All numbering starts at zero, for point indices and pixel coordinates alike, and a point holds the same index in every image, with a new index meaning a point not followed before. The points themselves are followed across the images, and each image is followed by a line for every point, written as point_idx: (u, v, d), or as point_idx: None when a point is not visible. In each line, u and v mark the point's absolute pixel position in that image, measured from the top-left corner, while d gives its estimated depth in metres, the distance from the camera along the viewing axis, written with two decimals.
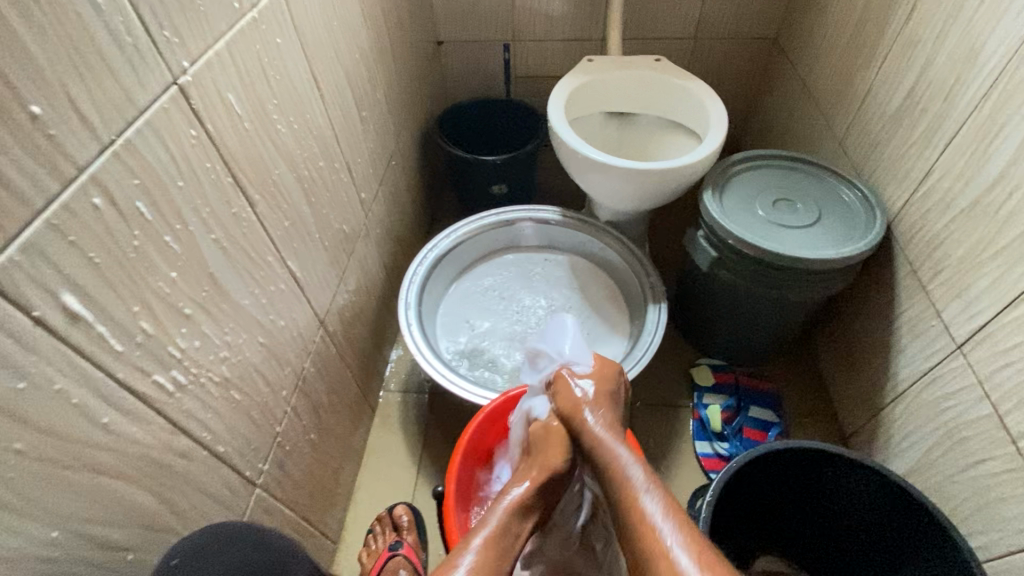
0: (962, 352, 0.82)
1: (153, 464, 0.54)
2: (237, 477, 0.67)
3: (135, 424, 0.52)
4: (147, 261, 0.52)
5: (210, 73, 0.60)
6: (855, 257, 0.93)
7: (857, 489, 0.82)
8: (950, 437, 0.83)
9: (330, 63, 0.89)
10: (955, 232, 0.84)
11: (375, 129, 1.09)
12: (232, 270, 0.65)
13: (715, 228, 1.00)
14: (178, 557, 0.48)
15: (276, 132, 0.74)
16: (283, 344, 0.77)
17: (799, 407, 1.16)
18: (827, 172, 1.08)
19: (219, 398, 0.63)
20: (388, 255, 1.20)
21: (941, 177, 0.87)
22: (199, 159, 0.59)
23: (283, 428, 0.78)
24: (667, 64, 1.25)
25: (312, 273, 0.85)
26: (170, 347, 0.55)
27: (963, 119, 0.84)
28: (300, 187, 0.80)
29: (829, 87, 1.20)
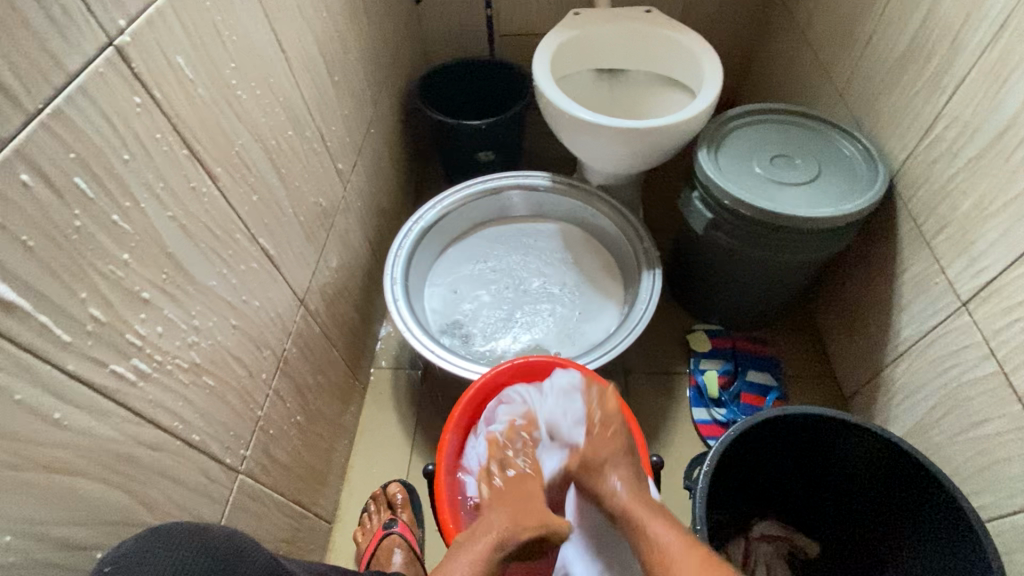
0: (967, 310, 0.79)
1: (118, 458, 0.51)
2: (216, 465, 0.65)
3: (93, 418, 0.48)
4: (92, 243, 0.48)
5: (152, 32, 0.54)
6: (856, 215, 0.89)
7: (857, 451, 0.81)
8: (954, 396, 0.81)
9: (296, 23, 0.82)
10: (961, 185, 0.80)
11: (350, 95, 1.02)
12: (195, 249, 0.61)
13: (710, 188, 0.96)
14: (112, 563, 0.43)
15: (237, 100, 0.68)
16: (259, 326, 0.74)
17: (798, 369, 1.14)
18: (827, 126, 1.03)
19: (190, 384, 0.60)
20: (371, 228, 1.15)
21: (948, 127, 0.83)
22: (146, 130, 0.54)
23: (265, 412, 0.76)
24: (658, 14, 1.17)
25: (287, 250, 0.81)
26: (127, 334, 0.52)
27: (973, 63, 0.78)
28: (268, 159, 0.75)
29: (829, 36, 1.14)
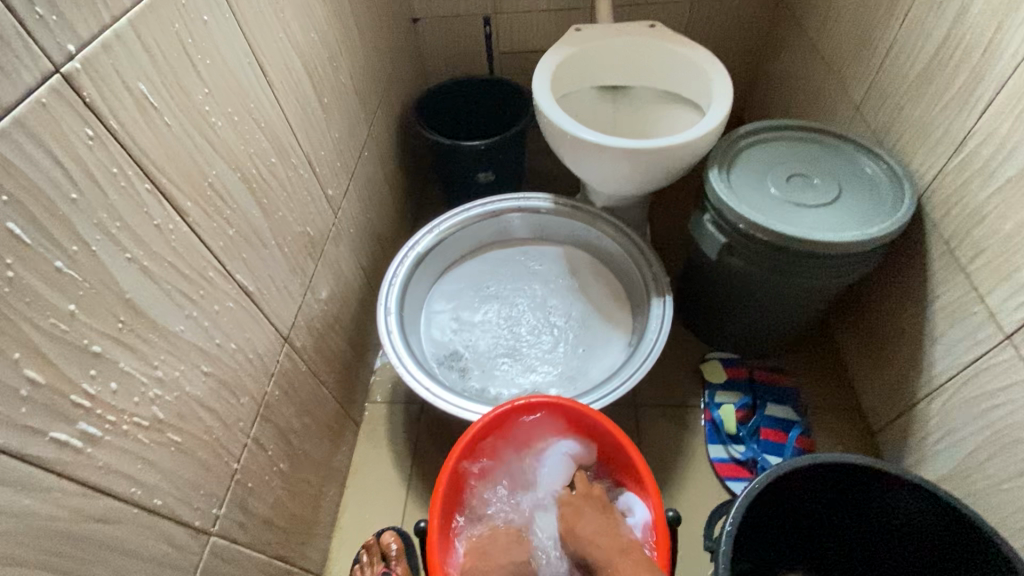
0: (1012, 343, 0.72)
1: (60, 538, 0.45)
2: (183, 530, 0.59)
3: (27, 494, 0.42)
4: (31, 295, 0.42)
5: (109, 58, 0.49)
6: (882, 239, 0.82)
7: (896, 502, 0.73)
8: (1000, 439, 0.74)
9: (280, 44, 0.78)
10: (1000, 206, 0.73)
11: (341, 117, 0.98)
12: (158, 292, 0.55)
13: (724, 210, 0.89)
14: None
15: (210, 127, 0.63)
16: (236, 370, 0.68)
17: (820, 400, 1.06)
18: (846, 143, 0.97)
19: (150, 444, 0.54)
20: (365, 255, 1.10)
21: (982, 143, 0.76)
22: (100, 165, 0.49)
23: (243, 464, 0.70)
24: (663, 29, 1.12)
25: (269, 285, 0.75)
26: (73, 394, 0.46)
27: (1008, 76, 0.72)
28: (247, 189, 0.70)
29: (843, 49, 1.08)
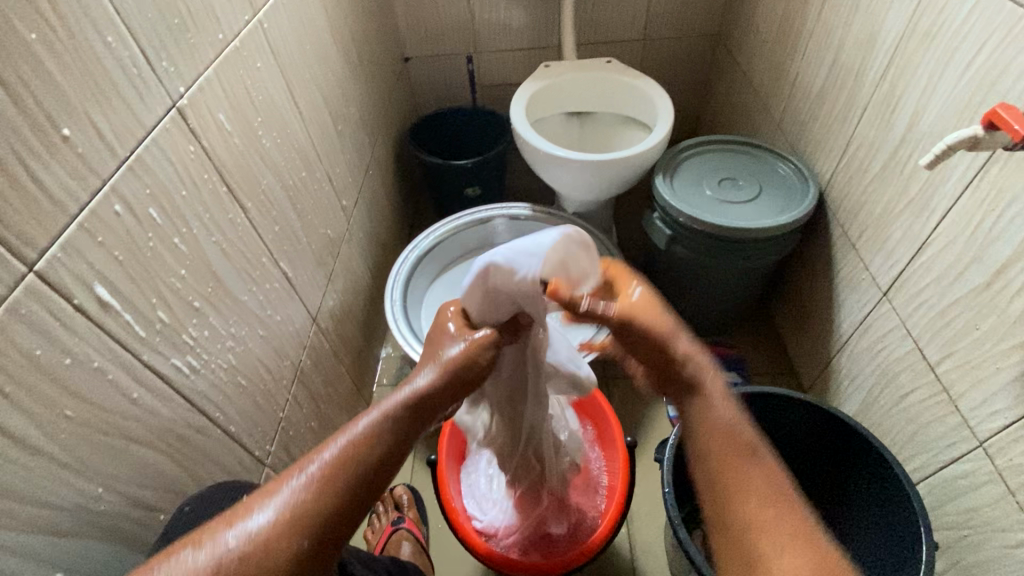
0: (886, 299, 0.92)
1: (175, 437, 0.62)
2: (247, 455, 0.75)
3: (158, 400, 0.59)
4: (160, 260, 0.60)
5: (203, 96, 0.68)
6: (791, 224, 1.03)
7: (800, 421, 0.93)
8: (885, 375, 0.93)
9: (307, 83, 0.98)
10: (873, 193, 0.94)
11: (351, 141, 1.17)
12: (231, 268, 0.73)
13: (667, 207, 1.10)
14: (190, 503, 0.61)
15: (262, 147, 0.82)
16: (281, 337, 0.85)
17: (762, 366, 1.26)
18: (766, 152, 1.19)
19: (228, 382, 0.71)
20: (371, 258, 1.28)
21: (859, 147, 0.98)
22: (198, 171, 0.67)
23: (286, 414, 0.86)
24: (617, 64, 1.35)
25: (302, 274, 0.93)
26: (184, 334, 0.63)
27: (870, 96, 0.94)
28: (287, 196, 0.89)
29: (765, 76, 1.32)
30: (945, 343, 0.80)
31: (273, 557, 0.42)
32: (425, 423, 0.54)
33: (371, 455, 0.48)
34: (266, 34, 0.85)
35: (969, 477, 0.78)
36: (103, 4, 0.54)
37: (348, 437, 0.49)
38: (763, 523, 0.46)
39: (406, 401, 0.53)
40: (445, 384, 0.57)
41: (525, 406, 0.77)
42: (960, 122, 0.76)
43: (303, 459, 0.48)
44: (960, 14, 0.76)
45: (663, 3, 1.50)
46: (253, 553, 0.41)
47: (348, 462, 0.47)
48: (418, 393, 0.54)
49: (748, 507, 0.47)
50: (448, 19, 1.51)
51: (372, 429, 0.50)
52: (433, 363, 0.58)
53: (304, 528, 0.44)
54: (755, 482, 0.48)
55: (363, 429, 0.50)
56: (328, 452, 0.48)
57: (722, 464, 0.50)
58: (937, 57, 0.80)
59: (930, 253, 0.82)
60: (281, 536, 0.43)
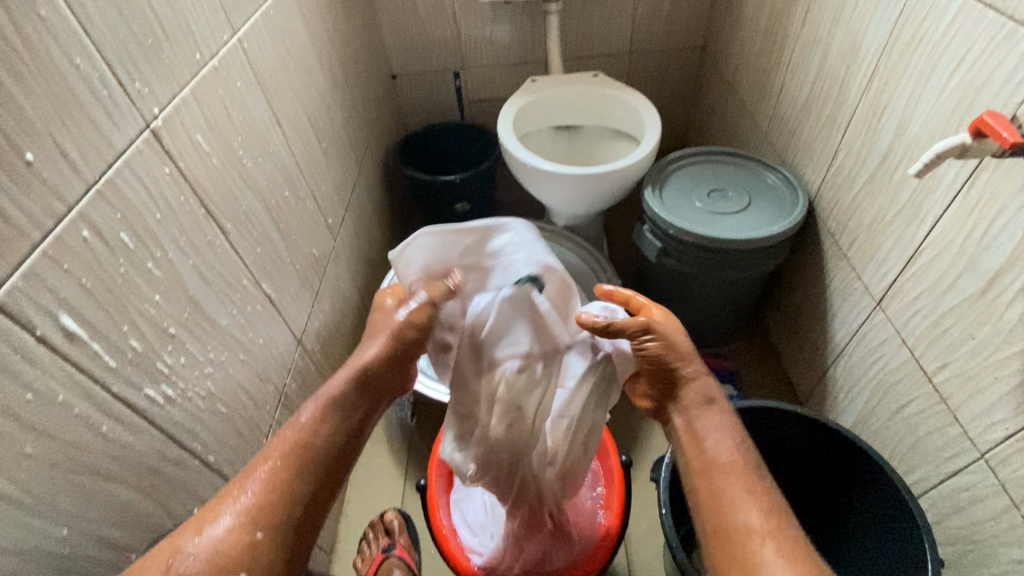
0: (881, 308, 0.91)
1: (149, 471, 0.59)
2: (228, 485, 0.72)
3: (131, 433, 0.57)
4: (132, 286, 0.58)
5: (178, 117, 0.67)
6: (781, 234, 1.02)
7: (797, 436, 0.91)
8: (882, 385, 0.92)
9: (290, 101, 0.97)
10: (862, 202, 0.93)
11: (337, 159, 1.16)
12: (210, 292, 0.71)
13: (657, 220, 1.09)
14: None
15: (242, 166, 0.80)
16: (263, 362, 0.83)
17: (757, 378, 1.24)
18: (754, 163, 1.19)
19: (206, 411, 0.69)
20: (359, 276, 1.26)
21: (846, 156, 0.97)
22: (173, 194, 0.65)
23: (270, 441, 0.84)
24: (603, 77, 1.36)
25: (286, 295, 0.91)
26: (158, 363, 0.61)
27: (856, 105, 0.94)
28: (269, 216, 0.87)
29: (750, 87, 1.32)
30: (941, 352, 0.79)
31: (234, 549, 0.47)
32: (371, 399, 0.61)
33: (317, 441, 0.56)
34: (246, 54, 0.84)
35: (972, 489, 0.76)
36: (70, 25, 0.52)
37: (293, 431, 0.56)
38: (752, 499, 0.55)
39: (344, 386, 0.60)
40: (383, 359, 0.62)
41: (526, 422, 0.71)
42: (947, 130, 0.76)
43: (250, 468, 0.53)
44: (941, 24, 0.76)
45: (648, 17, 1.51)
46: (221, 547, 0.47)
47: (297, 452, 0.54)
48: (357, 374, 0.61)
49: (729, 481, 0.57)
50: (434, 36, 1.51)
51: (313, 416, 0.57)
52: (375, 338, 0.63)
53: (263, 518, 0.49)
54: (740, 470, 0.58)
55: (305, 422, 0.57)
56: (277, 446, 0.55)
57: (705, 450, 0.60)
58: (920, 67, 0.79)
59: (922, 262, 0.81)
60: (245, 527, 0.48)
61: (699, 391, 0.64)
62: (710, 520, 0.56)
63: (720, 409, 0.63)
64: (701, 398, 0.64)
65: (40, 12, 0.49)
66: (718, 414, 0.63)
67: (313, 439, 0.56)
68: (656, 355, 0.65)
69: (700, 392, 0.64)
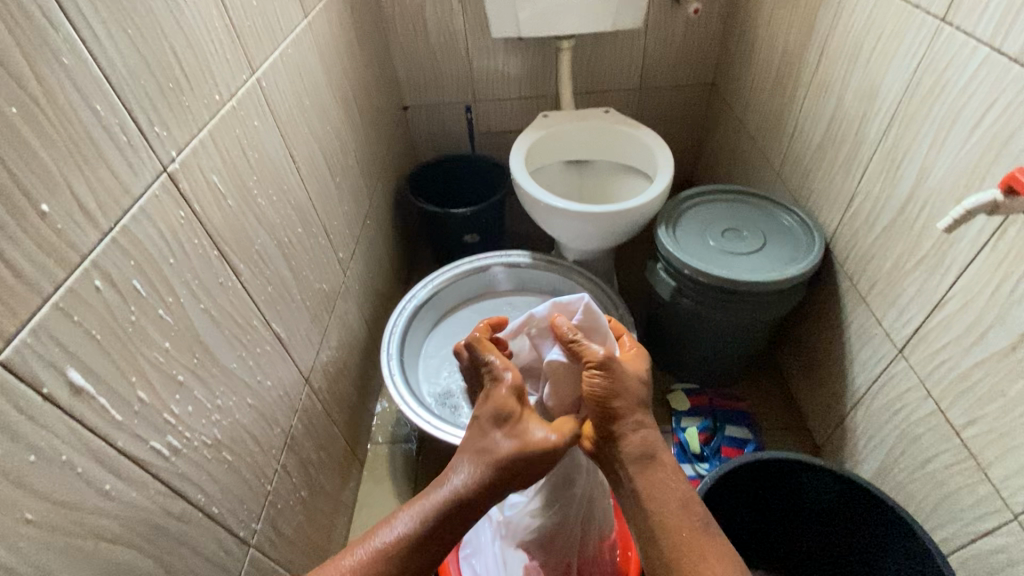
0: (903, 356, 0.88)
1: (151, 528, 0.56)
2: (231, 537, 0.70)
3: (134, 489, 0.55)
4: (143, 334, 0.56)
5: (196, 158, 0.66)
6: (799, 277, 1.01)
7: (820, 490, 0.87)
8: (905, 436, 0.89)
9: (305, 137, 0.96)
10: (881, 248, 0.92)
11: (349, 192, 1.16)
12: (221, 336, 0.69)
13: (671, 259, 1.08)
14: None
15: (256, 205, 0.79)
16: (271, 404, 0.81)
17: (772, 421, 1.22)
18: (768, 202, 1.18)
19: (211, 460, 0.66)
20: (368, 309, 1.25)
21: (864, 201, 0.96)
22: (187, 236, 0.64)
23: (274, 486, 0.81)
24: (615, 114, 1.36)
25: (295, 333, 0.89)
26: (165, 413, 0.59)
27: (873, 151, 0.93)
28: (282, 253, 0.86)
29: (761, 125, 1.32)
30: (970, 406, 0.76)
31: None
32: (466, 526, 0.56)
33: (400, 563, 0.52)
34: (264, 92, 0.83)
35: (1005, 551, 0.73)
36: (92, 72, 0.52)
37: (379, 543, 0.53)
38: (692, 546, 0.56)
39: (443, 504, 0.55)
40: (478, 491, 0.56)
41: (577, 485, 0.77)
42: (972, 181, 0.75)
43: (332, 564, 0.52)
44: (963, 76, 0.76)
45: (658, 54, 1.52)
46: None
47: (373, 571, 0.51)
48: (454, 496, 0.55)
49: (671, 518, 0.58)
50: (446, 69, 1.53)
51: (408, 535, 0.53)
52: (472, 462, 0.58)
53: None
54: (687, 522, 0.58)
55: (393, 539, 0.53)
56: (358, 552, 0.52)
57: (640, 489, 0.60)
58: (941, 117, 0.79)
59: (948, 311, 0.79)
60: None
61: (634, 446, 0.60)
62: (657, 550, 0.58)
63: (662, 463, 0.61)
64: (626, 451, 0.61)
65: (62, 60, 0.49)
66: (660, 468, 0.61)
67: (395, 560, 0.52)
68: (605, 393, 0.61)
69: (640, 448, 0.60)
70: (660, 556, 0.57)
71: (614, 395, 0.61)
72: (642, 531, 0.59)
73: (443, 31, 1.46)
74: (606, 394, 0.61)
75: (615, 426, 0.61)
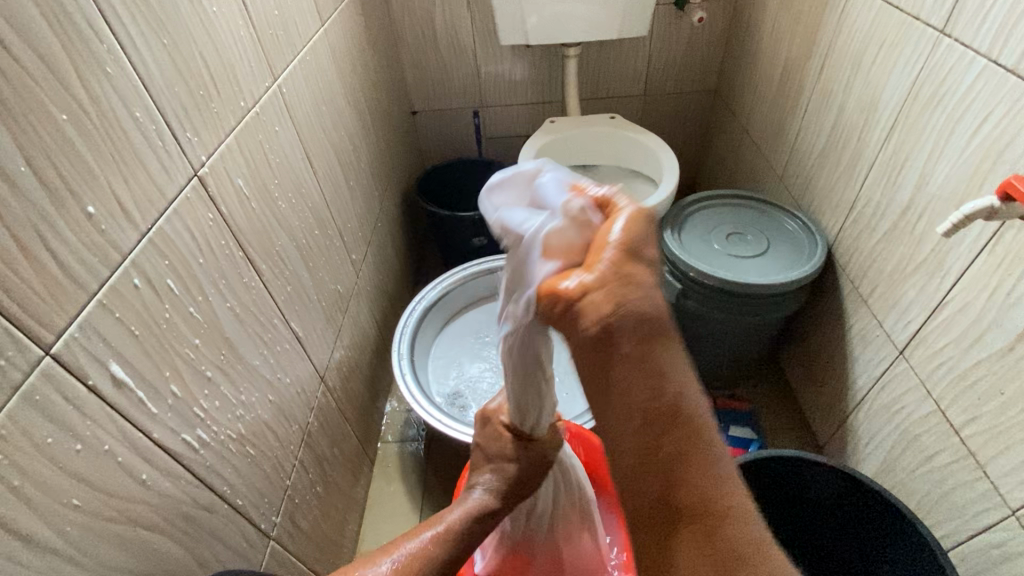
0: (904, 357, 0.91)
1: (183, 517, 0.59)
2: (253, 529, 0.72)
3: (167, 479, 0.57)
4: (175, 331, 0.59)
5: (223, 163, 0.69)
6: (802, 280, 1.03)
7: (823, 488, 0.90)
8: (905, 435, 0.91)
9: (321, 142, 0.99)
10: (882, 251, 0.95)
11: (361, 195, 1.18)
12: (244, 334, 0.72)
13: (677, 262, 1.10)
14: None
15: (277, 208, 0.82)
16: (289, 401, 0.83)
17: (775, 422, 1.24)
18: (771, 207, 1.21)
19: (236, 453, 0.69)
20: (378, 310, 1.27)
21: (865, 205, 0.99)
22: (215, 238, 0.67)
23: (292, 481, 0.83)
24: (621, 120, 1.39)
25: (311, 332, 0.92)
26: (195, 407, 0.61)
27: (874, 158, 0.96)
28: (300, 255, 0.88)
29: (764, 132, 1.35)
30: (969, 405, 0.79)
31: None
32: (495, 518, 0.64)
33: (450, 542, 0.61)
34: (284, 98, 0.86)
35: (1004, 547, 0.75)
36: (132, 80, 0.54)
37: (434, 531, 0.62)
38: (698, 465, 0.40)
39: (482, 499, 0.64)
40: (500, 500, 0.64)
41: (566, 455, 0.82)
42: (971, 187, 0.77)
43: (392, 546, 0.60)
44: (962, 86, 0.78)
45: (663, 61, 1.55)
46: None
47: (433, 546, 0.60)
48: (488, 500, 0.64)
49: (688, 409, 0.40)
50: (455, 75, 1.56)
51: (455, 526, 0.62)
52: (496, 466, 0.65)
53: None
54: (697, 429, 0.40)
55: (445, 526, 0.62)
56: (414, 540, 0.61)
57: (651, 376, 0.38)
58: (941, 124, 0.82)
59: (948, 313, 0.82)
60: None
61: (649, 315, 0.38)
62: (661, 454, 0.39)
63: (672, 350, 0.40)
64: (635, 324, 0.38)
65: (106, 70, 0.51)
66: (667, 361, 0.39)
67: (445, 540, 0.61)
68: (605, 277, 0.38)
69: (647, 338, 0.38)
70: (654, 474, 0.39)
71: (616, 273, 0.38)
72: (632, 446, 0.39)
73: (452, 38, 1.49)
74: (638, 260, 0.40)
75: (628, 288, 0.38)
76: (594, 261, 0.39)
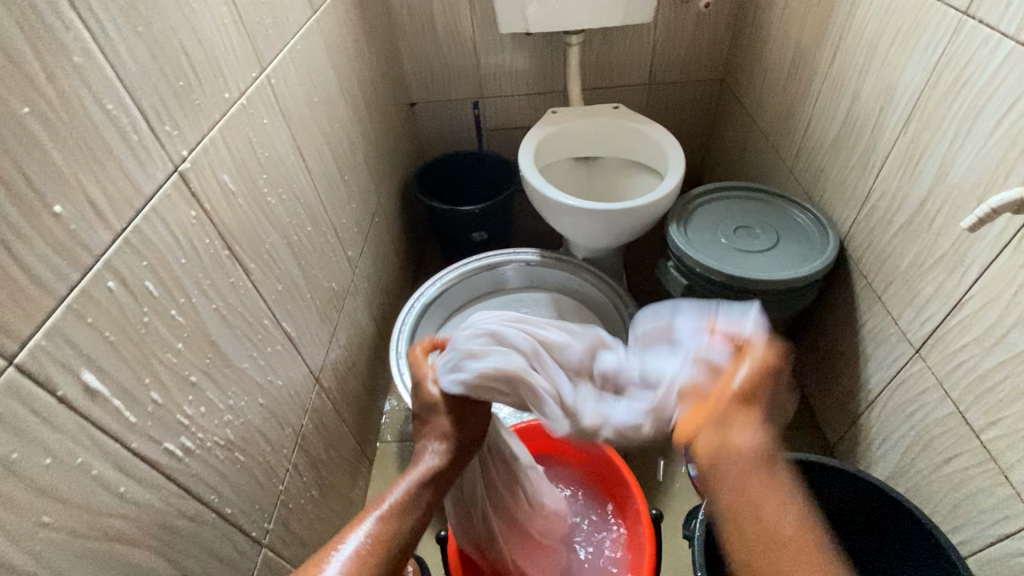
0: (920, 356, 0.87)
1: (166, 529, 0.56)
2: (244, 537, 0.69)
3: (148, 491, 0.54)
4: (156, 335, 0.56)
5: (207, 157, 0.66)
6: (813, 275, 0.99)
7: (835, 492, 0.86)
8: (921, 437, 0.88)
9: (314, 135, 0.96)
10: (898, 245, 0.91)
11: (357, 190, 1.15)
12: (232, 336, 0.69)
13: (683, 257, 1.07)
14: None
15: (266, 205, 0.79)
16: (281, 404, 0.80)
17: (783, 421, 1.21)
18: (781, 200, 1.17)
19: (224, 460, 0.66)
20: (376, 308, 1.24)
21: (880, 197, 0.95)
22: (199, 237, 0.63)
23: (286, 486, 0.81)
24: (625, 110, 1.35)
25: (305, 332, 0.89)
26: (178, 415, 0.59)
27: (890, 147, 0.92)
28: (292, 253, 0.85)
29: (773, 121, 1.31)
30: (990, 407, 0.75)
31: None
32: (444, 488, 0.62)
33: (405, 521, 0.57)
34: (273, 89, 0.83)
35: None
36: (103, 70, 0.51)
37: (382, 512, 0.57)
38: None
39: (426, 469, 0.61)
40: (450, 463, 0.63)
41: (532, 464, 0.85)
42: (995, 177, 0.73)
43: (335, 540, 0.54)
44: (987, 70, 0.74)
45: (668, 49, 1.51)
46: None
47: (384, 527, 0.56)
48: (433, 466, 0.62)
49: (778, 527, 0.48)
50: (454, 66, 1.52)
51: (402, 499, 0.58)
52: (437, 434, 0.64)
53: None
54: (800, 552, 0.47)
55: (393, 504, 0.57)
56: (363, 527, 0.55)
57: (762, 514, 0.48)
58: (963, 112, 0.78)
59: (968, 311, 0.78)
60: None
61: (752, 458, 0.49)
62: (746, 547, 0.48)
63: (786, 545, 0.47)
64: (748, 463, 0.49)
65: (73, 59, 0.48)
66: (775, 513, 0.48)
67: (398, 515, 0.57)
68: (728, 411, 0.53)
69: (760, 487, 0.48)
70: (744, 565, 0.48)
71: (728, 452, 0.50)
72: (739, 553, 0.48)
73: (451, 28, 1.45)
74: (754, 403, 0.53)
75: (730, 429, 0.51)
76: (716, 400, 0.54)
